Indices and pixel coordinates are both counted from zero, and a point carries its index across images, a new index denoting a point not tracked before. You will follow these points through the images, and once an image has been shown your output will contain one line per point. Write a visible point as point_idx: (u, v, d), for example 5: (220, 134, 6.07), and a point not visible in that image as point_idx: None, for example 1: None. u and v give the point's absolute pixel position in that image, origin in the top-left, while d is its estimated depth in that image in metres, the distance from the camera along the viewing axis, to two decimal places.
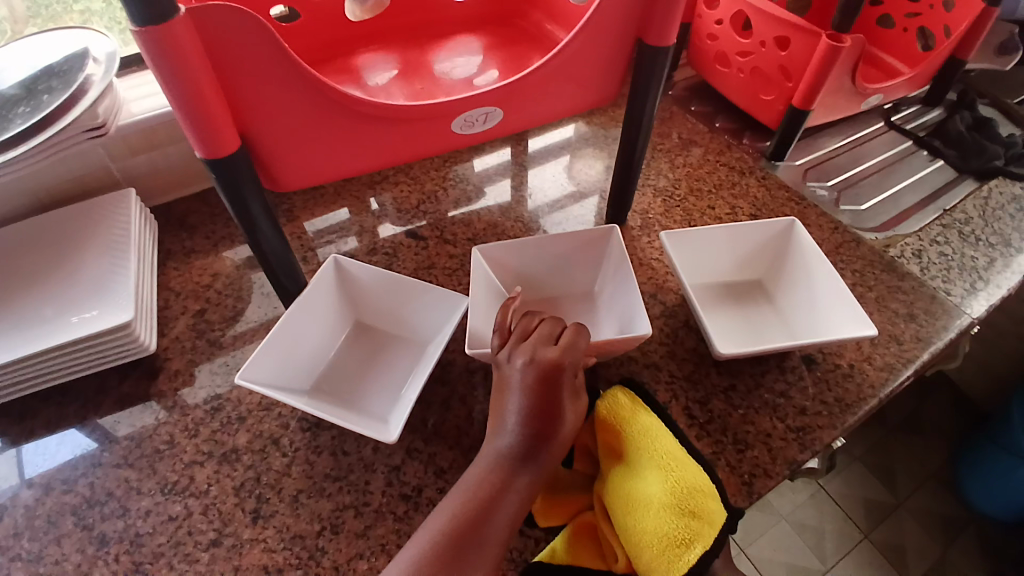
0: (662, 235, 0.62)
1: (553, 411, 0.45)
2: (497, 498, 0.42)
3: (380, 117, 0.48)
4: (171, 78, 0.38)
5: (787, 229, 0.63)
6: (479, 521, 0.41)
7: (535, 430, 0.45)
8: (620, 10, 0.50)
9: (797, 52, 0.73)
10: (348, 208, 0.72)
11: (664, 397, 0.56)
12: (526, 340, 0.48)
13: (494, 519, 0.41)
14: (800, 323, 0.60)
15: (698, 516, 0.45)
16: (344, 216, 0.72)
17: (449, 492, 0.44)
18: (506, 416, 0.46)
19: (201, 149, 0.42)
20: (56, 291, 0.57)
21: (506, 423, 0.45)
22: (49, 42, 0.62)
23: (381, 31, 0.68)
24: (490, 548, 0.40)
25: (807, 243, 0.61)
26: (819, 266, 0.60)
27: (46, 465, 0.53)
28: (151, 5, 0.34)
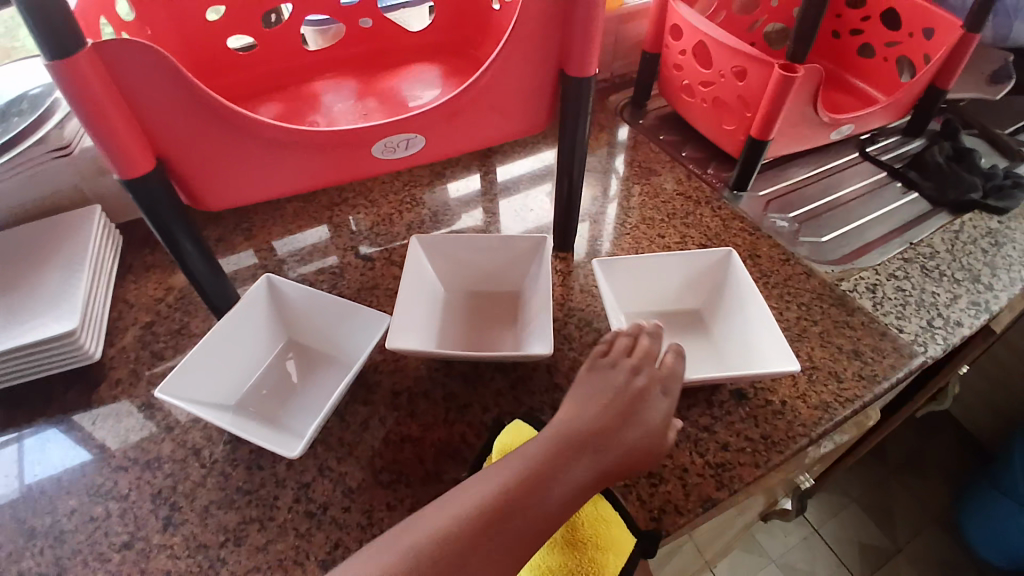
0: (594, 261, 0.62)
1: (620, 412, 0.44)
2: (559, 472, 0.39)
3: (298, 143, 0.50)
4: (81, 105, 0.40)
5: (722, 259, 0.63)
6: (532, 489, 0.38)
7: (602, 426, 0.43)
8: (535, 40, 0.52)
9: (753, 83, 0.72)
10: (328, 227, 0.75)
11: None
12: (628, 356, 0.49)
13: (552, 493, 0.38)
14: (728, 356, 0.59)
15: (601, 550, 0.45)
16: (322, 234, 0.74)
17: (503, 460, 0.40)
18: (585, 409, 0.44)
19: (117, 170, 0.44)
20: (14, 298, 0.61)
21: (586, 412, 0.44)
22: (34, 66, 0.69)
23: (340, 60, 0.71)
24: (540, 517, 0.37)
25: (742, 275, 0.61)
26: (751, 298, 0.59)
27: (43, 473, 0.54)
28: (55, 37, 0.37)
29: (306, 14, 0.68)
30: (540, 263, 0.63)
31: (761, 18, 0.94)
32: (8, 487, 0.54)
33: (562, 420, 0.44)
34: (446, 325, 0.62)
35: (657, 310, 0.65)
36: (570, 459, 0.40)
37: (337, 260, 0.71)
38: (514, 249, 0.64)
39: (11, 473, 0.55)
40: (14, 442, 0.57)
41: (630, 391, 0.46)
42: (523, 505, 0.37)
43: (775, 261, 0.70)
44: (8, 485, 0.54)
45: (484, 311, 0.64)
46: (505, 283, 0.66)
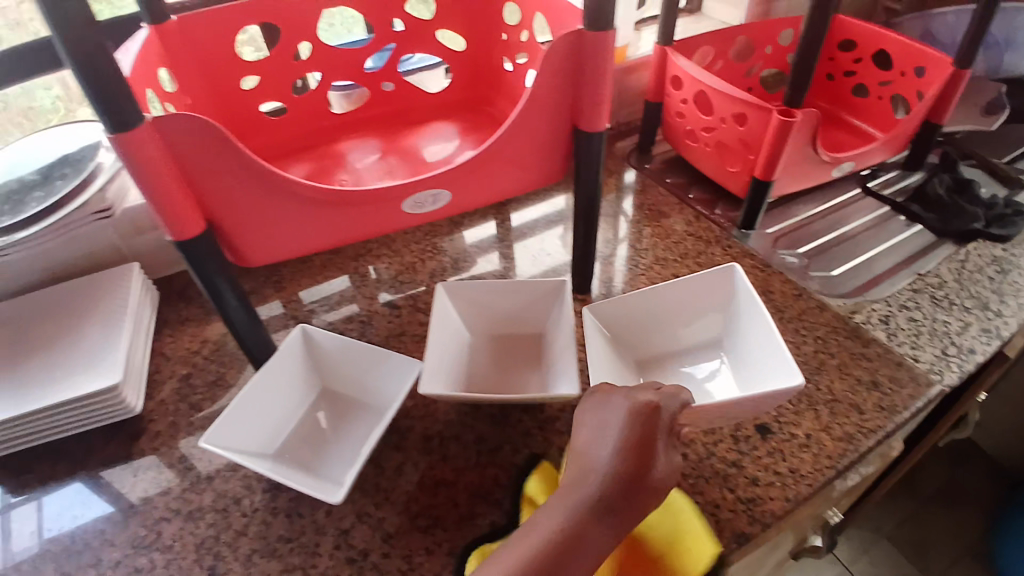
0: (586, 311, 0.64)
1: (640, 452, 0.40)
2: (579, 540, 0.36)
3: (333, 202, 0.53)
4: (137, 175, 0.44)
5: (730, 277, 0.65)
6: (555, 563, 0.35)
7: (629, 469, 0.39)
8: (551, 98, 0.55)
9: (754, 127, 0.76)
10: (347, 277, 0.78)
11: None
12: (630, 389, 0.45)
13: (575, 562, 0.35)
14: (750, 376, 0.61)
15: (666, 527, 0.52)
16: (343, 284, 0.77)
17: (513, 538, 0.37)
18: (593, 461, 0.40)
19: (170, 232, 0.47)
20: (59, 355, 0.64)
21: (596, 463, 0.40)
22: (74, 131, 0.73)
23: (363, 121, 0.76)
24: None
25: (748, 289, 0.63)
26: (758, 316, 0.61)
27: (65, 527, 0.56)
28: (116, 114, 0.41)
29: (332, 79, 0.73)
30: (561, 306, 0.65)
31: (757, 64, 0.99)
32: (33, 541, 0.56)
33: (578, 474, 0.40)
34: (473, 368, 0.65)
35: (684, 343, 0.68)
36: (599, 518, 0.37)
37: (354, 308, 0.74)
38: (536, 293, 0.66)
39: (36, 524, 0.57)
40: (33, 500, 0.59)
41: (643, 418, 0.42)
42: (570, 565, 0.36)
43: (791, 299, 0.73)
44: (29, 541, 0.56)
45: (510, 355, 0.66)
46: (528, 325, 0.68)
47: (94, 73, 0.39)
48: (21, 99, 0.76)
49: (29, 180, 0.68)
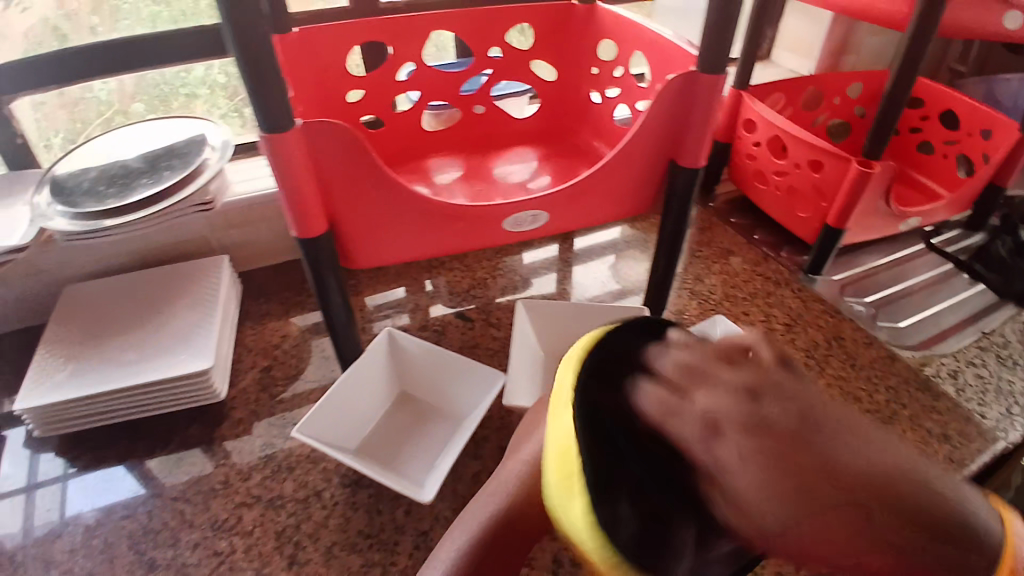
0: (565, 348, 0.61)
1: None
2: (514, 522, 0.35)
3: (442, 213, 0.56)
4: (279, 174, 0.46)
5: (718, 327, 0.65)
6: None
7: None
8: (655, 134, 0.58)
9: (829, 175, 0.78)
10: (405, 287, 0.81)
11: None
12: None
13: None
14: None
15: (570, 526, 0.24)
16: (400, 294, 0.80)
17: None
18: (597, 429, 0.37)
19: (296, 230, 0.50)
20: (149, 337, 0.66)
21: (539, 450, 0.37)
22: (171, 126, 0.75)
23: (451, 141, 0.78)
24: None
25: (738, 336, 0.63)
26: None
27: (101, 500, 0.58)
28: (274, 118, 0.44)
29: (428, 100, 0.76)
30: None
31: (824, 114, 1.01)
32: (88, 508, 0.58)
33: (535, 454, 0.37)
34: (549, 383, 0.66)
35: None
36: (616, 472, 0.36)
37: (409, 319, 0.76)
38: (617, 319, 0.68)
39: (96, 490, 0.59)
40: (57, 482, 0.60)
41: None
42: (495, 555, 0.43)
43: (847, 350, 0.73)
44: (49, 516, 0.57)
45: None
46: None
47: (260, 80, 0.42)
48: (77, 88, 0.77)
49: (135, 168, 0.70)
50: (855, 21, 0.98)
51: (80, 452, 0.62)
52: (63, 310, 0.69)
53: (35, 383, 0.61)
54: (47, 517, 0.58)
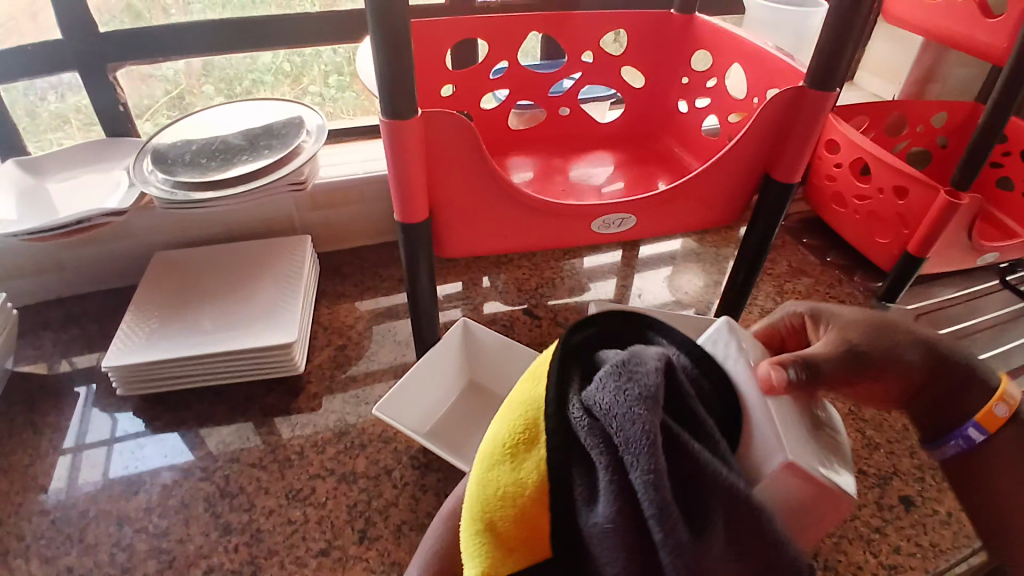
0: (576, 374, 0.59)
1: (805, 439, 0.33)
2: None
3: (535, 209, 0.57)
4: (394, 159, 0.48)
5: None
6: None
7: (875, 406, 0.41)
8: (753, 146, 0.58)
9: (914, 203, 0.77)
10: (461, 282, 0.82)
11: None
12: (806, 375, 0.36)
13: None
14: None
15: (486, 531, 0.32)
16: (456, 288, 0.81)
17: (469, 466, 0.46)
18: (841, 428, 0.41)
19: (400, 214, 0.52)
20: (235, 308, 0.68)
21: None
22: (263, 110, 0.77)
23: (534, 141, 0.80)
24: None
25: None
26: None
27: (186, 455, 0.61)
28: (397, 105, 0.46)
29: (516, 99, 0.77)
30: None
31: (905, 141, 0.98)
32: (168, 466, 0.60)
33: None
34: None
35: None
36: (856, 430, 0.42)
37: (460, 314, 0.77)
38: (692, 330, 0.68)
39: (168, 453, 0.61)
40: (104, 445, 0.62)
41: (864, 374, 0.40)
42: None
43: None
44: (94, 478, 0.59)
45: None
46: None
47: (391, 65, 0.43)
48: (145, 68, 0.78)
49: (236, 145, 0.72)
50: (943, 49, 0.97)
51: (159, 412, 0.64)
52: (150, 274, 0.72)
53: (125, 342, 0.63)
54: (128, 472, 0.60)
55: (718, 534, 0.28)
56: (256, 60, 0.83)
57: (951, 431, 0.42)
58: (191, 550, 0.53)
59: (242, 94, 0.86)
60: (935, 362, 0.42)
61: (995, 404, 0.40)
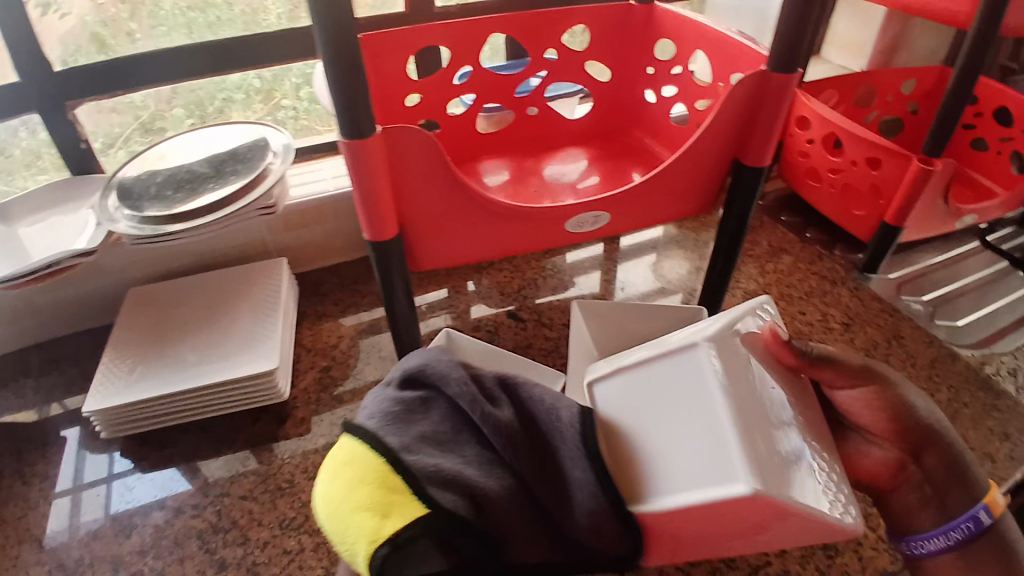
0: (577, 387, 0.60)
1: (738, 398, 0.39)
2: None
3: (507, 215, 0.56)
4: (356, 179, 0.47)
5: None
6: None
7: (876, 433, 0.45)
8: (720, 135, 0.57)
9: (889, 173, 0.77)
10: (447, 288, 0.82)
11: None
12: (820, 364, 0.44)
13: None
14: None
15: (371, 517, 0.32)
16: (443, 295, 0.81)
17: None
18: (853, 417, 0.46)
19: (369, 233, 0.51)
20: (214, 339, 0.67)
21: None
22: (229, 134, 0.76)
23: (504, 143, 0.78)
24: None
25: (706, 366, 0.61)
26: None
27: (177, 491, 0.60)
28: (355, 125, 0.45)
29: (483, 103, 0.75)
30: None
31: (877, 111, 0.98)
32: (156, 508, 0.59)
33: None
34: None
35: None
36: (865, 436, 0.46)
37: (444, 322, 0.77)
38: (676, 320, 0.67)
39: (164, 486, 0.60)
40: (102, 483, 0.61)
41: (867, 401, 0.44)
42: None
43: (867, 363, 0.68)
44: (95, 515, 0.59)
45: None
46: None
47: (346, 84, 0.42)
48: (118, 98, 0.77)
49: (201, 173, 0.70)
50: (907, 18, 0.97)
51: (147, 450, 0.64)
52: (126, 310, 0.71)
53: (104, 384, 0.62)
54: (117, 516, 0.59)
55: (504, 403, 0.38)
56: (224, 80, 0.82)
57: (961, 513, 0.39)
58: None
59: (213, 115, 0.85)
60: (951, 437, 0.42)
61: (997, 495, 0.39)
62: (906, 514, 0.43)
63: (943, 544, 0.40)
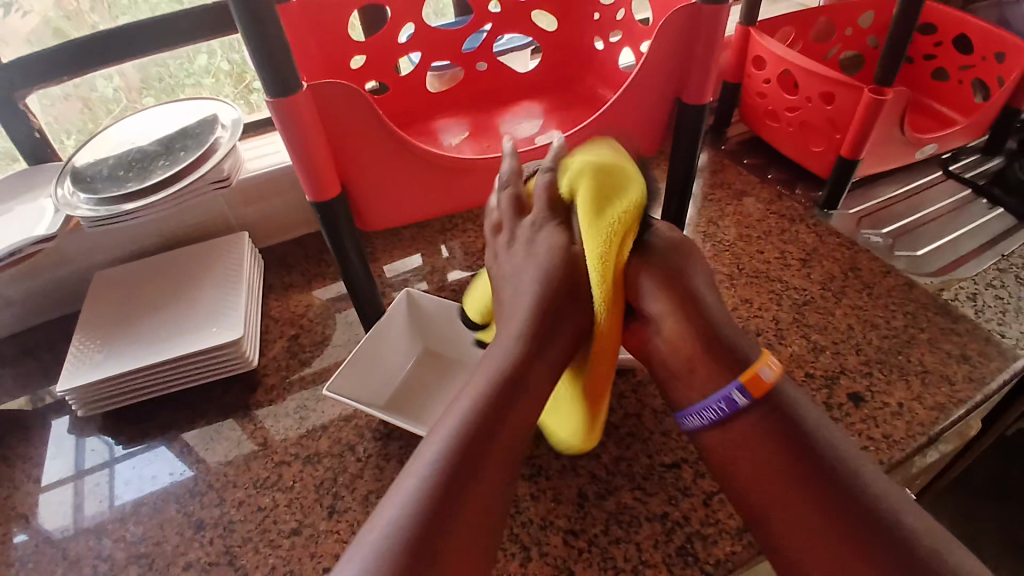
0: None
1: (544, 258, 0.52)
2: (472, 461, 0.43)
3: (451, 169, 0.56)
4: (291, 139, 0.48)
5: None
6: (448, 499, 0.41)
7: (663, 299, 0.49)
8: (657, 74, 0.57)
9: (842, 107, 0.76)
10: (419, 256, 0.82)
11: (694, 448, 0.57)
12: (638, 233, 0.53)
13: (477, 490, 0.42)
14: None
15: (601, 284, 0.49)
16: (415, 262, 0.81)
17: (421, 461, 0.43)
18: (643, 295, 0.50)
19: (311, 194, 0.52)
20: (179, 314, 0.68)
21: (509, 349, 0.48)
22: (179, 111, 0.76)
23: (456, 102, 0.78)
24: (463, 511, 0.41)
25: None
26: None
27: (154, 460, 0.62)
28: (282, 83, 0.45)
29: (430, 60, 0.75)
30: None
31: (836, 47, 0.98)
32: (135, 478, 0.61)
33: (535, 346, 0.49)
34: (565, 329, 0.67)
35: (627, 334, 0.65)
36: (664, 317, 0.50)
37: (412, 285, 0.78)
38: None
39: (140, 459, 0.62)
40: (105, 468, 0.62)
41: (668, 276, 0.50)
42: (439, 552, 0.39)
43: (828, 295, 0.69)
44: (100, 508, 0.59)
45: None
46: None
47: (264, 41, 0.43)
48: (82, 87, 0.80)
49: (151, 152, 0.71)
50: None
51: (123, 425, 0.65)
52: (93, 295, 0.72)
53: (74, 365, 0.64)
54: (98, 488, 0.61)
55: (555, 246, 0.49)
56: (193, 64, 0.84)
57: (720, 392, 0.46)
58: (168, 550, 0.55)
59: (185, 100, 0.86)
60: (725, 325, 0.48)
61: (761, 370, 0.45)
62: (678, 387, 0.50)
63: (703, 423, 0.48)
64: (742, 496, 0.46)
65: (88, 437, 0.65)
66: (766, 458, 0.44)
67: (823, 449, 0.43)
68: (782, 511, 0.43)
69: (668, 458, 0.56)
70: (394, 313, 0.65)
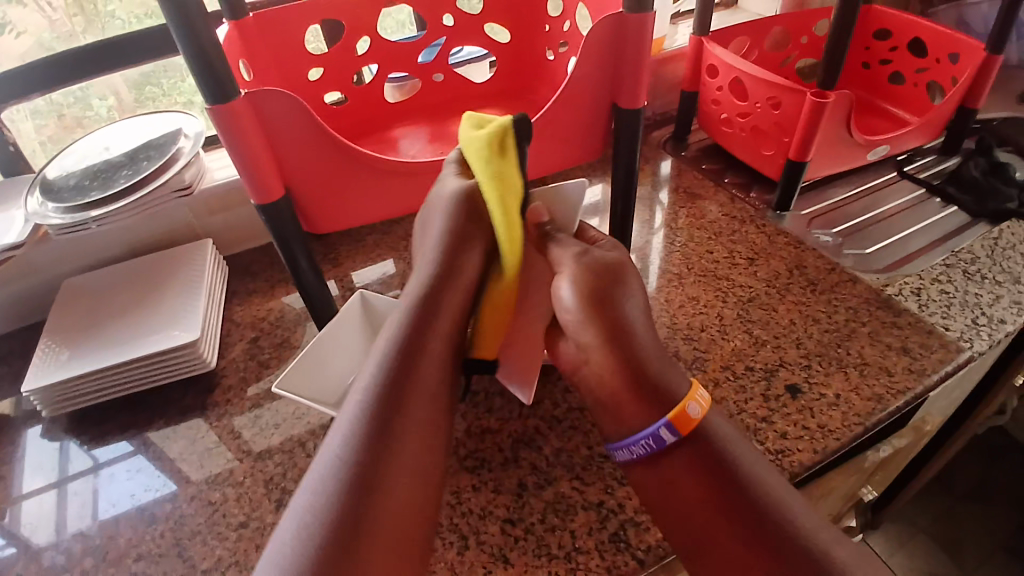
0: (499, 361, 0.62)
1: (457, 248, 0.56)
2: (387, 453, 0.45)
3: (394, 172, 0.59)
4: (232, 145, 0.50)
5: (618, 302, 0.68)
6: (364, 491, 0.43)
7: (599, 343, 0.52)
8: (591, 79, 0.60)
9: (788, 111, 0.79)
10: (387, 263, 0.84)
11: None
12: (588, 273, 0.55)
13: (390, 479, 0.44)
14: None
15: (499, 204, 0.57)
16: (387, 268, 0.83)
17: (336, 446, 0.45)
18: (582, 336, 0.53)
19: (256, 196, 0.54)
20: (141, 317, 0.70)
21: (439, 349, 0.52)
22: (145, 124, 0.79)
23: (415, 111, 0.81)
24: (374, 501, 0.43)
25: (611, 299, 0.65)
26: None
27: (111, 459, 0.64)
28: (220, 90, 0.47)
29: (388, 71, 0.78)
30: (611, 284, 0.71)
31: (793, 54, 1.00)
32: (92, 476, 0.62)
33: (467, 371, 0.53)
34: None
35: None
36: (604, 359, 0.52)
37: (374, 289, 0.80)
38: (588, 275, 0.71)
39: (99, 458, 0.64)
40: (91, 473, 0.63)
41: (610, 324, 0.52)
42: (367, 525, 0.42)
43: (773, 292, 0.72)
44: (85, 521, 0.59)
45: None
46: None
47: (200, 51, 0.45)
48: (77, 107, 0.83)
49: (117, 162, 0.74)
50: None
51: (85, 426, 0.67)
52: (61, 302, 0.74)
53: (38, 368, 0.66)
54: (56, 487, 0.62)
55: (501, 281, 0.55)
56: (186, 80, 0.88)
57: (648, 430, 0.48)
58: (119, 544, 0.56)
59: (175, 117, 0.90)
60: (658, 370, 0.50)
61: (689, 406, 0.47)
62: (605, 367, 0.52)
63: (630, 456, 0.50)
64: (664, 521, 0.48)
65: (73, 444, 0.65)
66: (688, 488, 0.47)
67: (740, 472, 0.46)
68: (699, 534, 0.46)
69: (608, 449, 0.58)
70: (347, 313, 0.67)
